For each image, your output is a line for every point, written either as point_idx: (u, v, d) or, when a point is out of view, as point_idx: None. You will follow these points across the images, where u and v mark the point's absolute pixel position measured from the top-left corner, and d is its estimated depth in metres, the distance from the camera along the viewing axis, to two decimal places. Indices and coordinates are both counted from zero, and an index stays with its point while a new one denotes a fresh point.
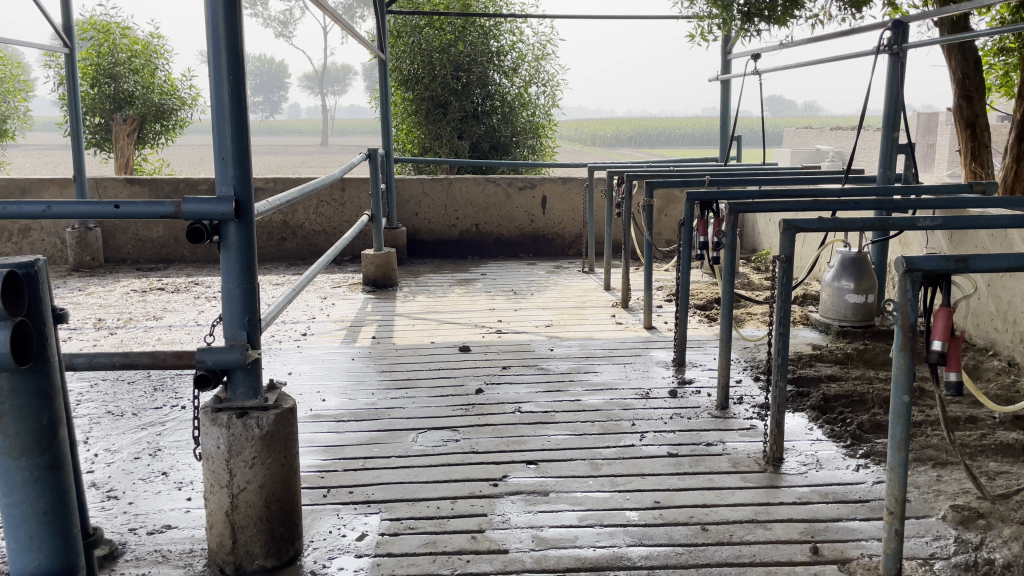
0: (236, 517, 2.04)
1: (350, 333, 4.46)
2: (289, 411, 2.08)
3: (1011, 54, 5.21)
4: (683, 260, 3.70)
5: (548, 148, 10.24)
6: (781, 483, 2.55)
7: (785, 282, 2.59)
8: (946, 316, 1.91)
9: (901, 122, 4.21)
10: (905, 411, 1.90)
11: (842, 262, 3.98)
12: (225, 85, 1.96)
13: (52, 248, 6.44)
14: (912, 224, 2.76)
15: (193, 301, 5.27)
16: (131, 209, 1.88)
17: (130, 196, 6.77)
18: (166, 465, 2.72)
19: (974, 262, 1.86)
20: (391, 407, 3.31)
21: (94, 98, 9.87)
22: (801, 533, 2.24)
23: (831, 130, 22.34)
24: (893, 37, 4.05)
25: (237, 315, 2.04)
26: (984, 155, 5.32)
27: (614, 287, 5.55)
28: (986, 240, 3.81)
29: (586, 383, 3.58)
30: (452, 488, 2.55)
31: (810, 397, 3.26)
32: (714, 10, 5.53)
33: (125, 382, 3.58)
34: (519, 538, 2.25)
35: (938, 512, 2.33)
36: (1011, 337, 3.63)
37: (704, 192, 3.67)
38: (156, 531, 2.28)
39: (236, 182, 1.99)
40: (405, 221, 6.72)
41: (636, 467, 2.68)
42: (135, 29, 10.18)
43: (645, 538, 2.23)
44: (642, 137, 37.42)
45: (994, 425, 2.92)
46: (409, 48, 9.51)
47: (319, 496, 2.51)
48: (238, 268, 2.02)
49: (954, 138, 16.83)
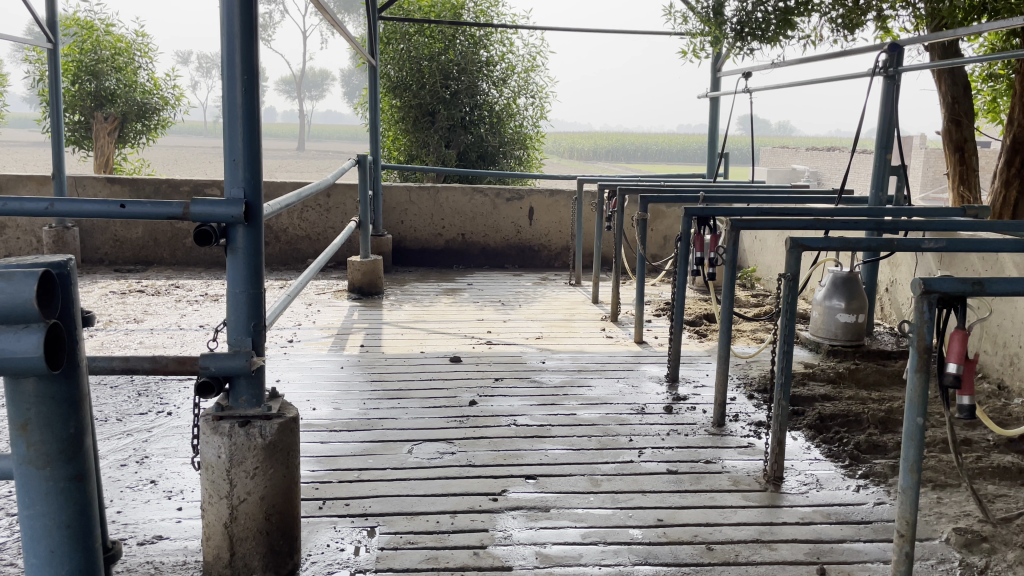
0: (235, 530, 1.98)
1: (337, 341, 4.39)
2: (292, 421, 2.02)
3: (999, 80, 5.30)
4: (679, 276, 3.67)
5: (535, 160, 10.23)
6: (782, 503, 2.54)
7: (790, 301, 2.57)
8: (961, 338, 1.89)
9: (894, 145, 4.24)
10: (919, 433, 1.87)
11: (833, 281, 4.07)
12: (238, 86, 1.90)
13: (28, 247, 6.30)
14: (916, 246, 2.77)
15: (174, 305, 5.16)
16: (137, 209, 1.82)
17: (109, 196, 6.63)
18: (154, 473, 2.64)
19: (991, 285, 1.85)
20: (384, 418, 3.25)
21: (74, 96, 9.68)
22: (807, 554, 2.22)
23: (808, 150, 22.54)
24: (888, 59, 4.09)
25: (242, 321, 1.99)
26: (972, 179, 5.39)
27: (603, 300, 5.54)
28: (977, 263, 3.86)
29: (580, 397, 3.55)
30: (451, 502, 2.50)
31: (805, 416, 3.26)
32: (705, 27, 5.57)
33: (107, 387, 3.48)
34: (522, 554, 2.20)
35: (941, 534, 2.33)
36: (1001, 360, 3.66)
37: (701, 207, 3.65)
38: (146, 542, 2.20)
39: (246, 185, 1.94)
40: (391, 228, 6.66)
41: (636, 483, 2.66)
42: (118, 27, 10.04)
43: (650, 557, 2.20)
44: (620, 151, 37.67)
45: (989, 447, 2.93)
46: (397, 55, 9.52)
47: (315, 508, 2.45)
48: (245, 272, 1.96)
49: (930, 162, 17.11)
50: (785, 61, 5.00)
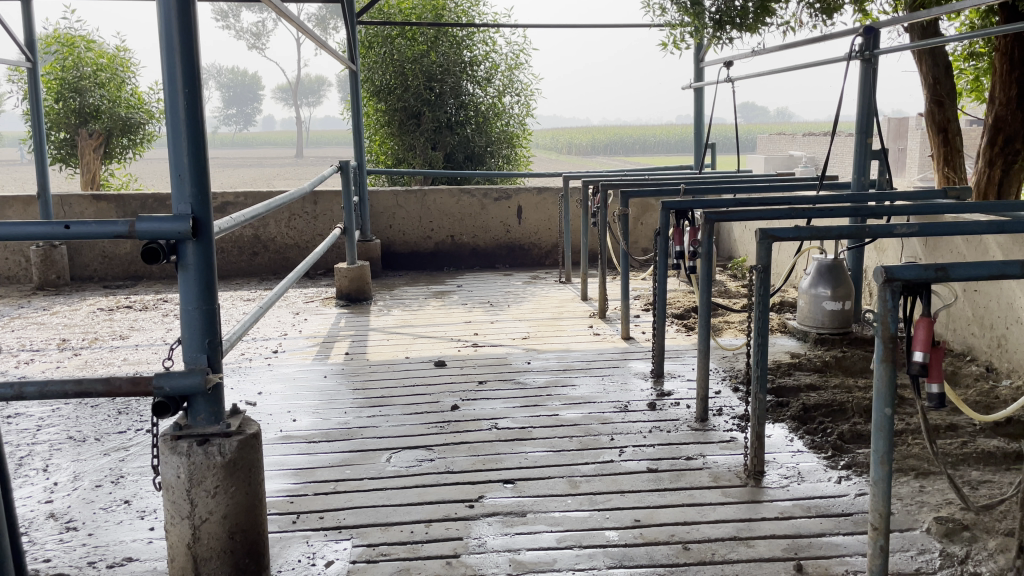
0: (199, 550, 1.95)
1: (322, 350, 4.37)
2: (254, 437, 1.99)
3: (981, 58, 5.28)
4: (659, 270, 3.63)
5: (523, 158, 10.21)
6: (763, 498, 2.50)
7: (763, 293, 2.53)
8: (926, 326, 1.83)
9: (875, 128, 4.18)
10: (887, 424, 1.82)
11: (820, 268, 3.99)
12: (181, 100, 1.87)
13: (16, 267, 6.28)
14: (889, 232, 2.71)
15: (161, 320, 5.14)
16: (82, 229, 1.82)
17: (96, 213, 6.61)
18: (129, 493, 2.62)
19: (954, 270, 1.79)
20: (364, 427, 3.22)
21: (58, 113, 9.67)
22: (785, 550, 2.19)
23: (803, 136, 22.53)
24: (864, 43, 4.04)
25: (196, 337, 1.96)
26: (956, 159, 5.35)
27: (591, 296, 5.53)
28: (962, 246, 3.82)
29: (564, 397, 3.52)
30: (427, 510, 2.48)
31: (790, 407, 3.22)
32: (685, 18, 5.50)
33: (88, 406, 3.47)
34: (496, 562, 2.18)
35: (922, 524, 2.28)
36: (988, 342, 3.61)
37: (679, 200, 3.60)
38: (116, 565, 2.18)
39: (193, 200, 1.91)
40: (379, 233, 6.63)
41: (615, 483, 2.63)
42: (100, 42, 10.03)
43: (626, 559, 2.17)
44: (618, 144, 37.73)
45: (975, 432, 2.89)
46: (380, 58, 9.47)
47: (288, 523, 2.42)
48: (197, 289, 1.93)
49: (925, 143, 17.18)
50: (765, 48, 4.95)
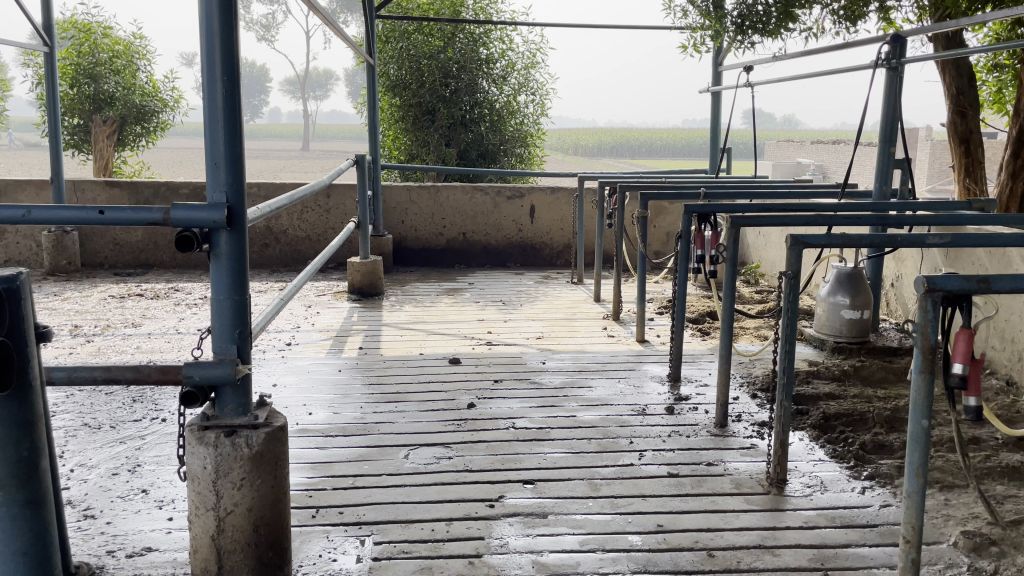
0: (223, 542, 1.93)
1: (335, 344, 4.35)
2: (280, 430, 1.97)
3: (1005, 70, 5.25)
4: (679, 273, 3.59)
5: (536, 157, 10.19)
6: (786, 506, 2.48)
7: (792, 300, 2.51)
8: (966, 338, 1.81)
9: (898, 137, 4.16)
10: (924, 436, 1.79)
11: (838, 277, 3.99)
12: (218, 86, 1.85)
13: (28, 252, 6.26)
14: (920, 242, 2.68)
15: (173, 309, 5.12)
16: (116, 215, 1.79)
17: (108, 200, 6.58)
18: (146, 482, 2.60)
19: (997, 282, 1.75)
20: (381, 423, 3.20)
21: (72, 99, 9.63)
22: (811, 560, 2.17)
23: (811, 143, 22.48)
24: (891, 51, 4.02)
25: (227, 328, 1.94)
26: (977, 171, 5.32)
27: (604, 298, 5.50)
28: (984, 258, 3.78)
29: (581, 399, 3.49)
30: (447, 509, 2.46)
31: (810, 415, 3.20)
32: (706, 21, 5.47)
33: (102, 393, 3.45)
34: (519, 563, 2.16)
35: (949, 538, 2.26)
36: (1009, 355, 3.59)
37: (701, 204, 3.57)
38: (135, 554, 2.16)
39: (228, 189, 1.89)
40: (391, 228, 6.61)
41: (636, 487, 2.61)
42: (116, 29, 10.02)
43: (650, 565, 2.14)
44: (624, 147, 37.73)
45: (998, 446, 2.87)
46: (397, 53, 9.50)
47: (307, 517, 2.40)
48: (229, 278, 1.91)
49: (937, 153, 17.05)
50: (787, 54, 4.92)
